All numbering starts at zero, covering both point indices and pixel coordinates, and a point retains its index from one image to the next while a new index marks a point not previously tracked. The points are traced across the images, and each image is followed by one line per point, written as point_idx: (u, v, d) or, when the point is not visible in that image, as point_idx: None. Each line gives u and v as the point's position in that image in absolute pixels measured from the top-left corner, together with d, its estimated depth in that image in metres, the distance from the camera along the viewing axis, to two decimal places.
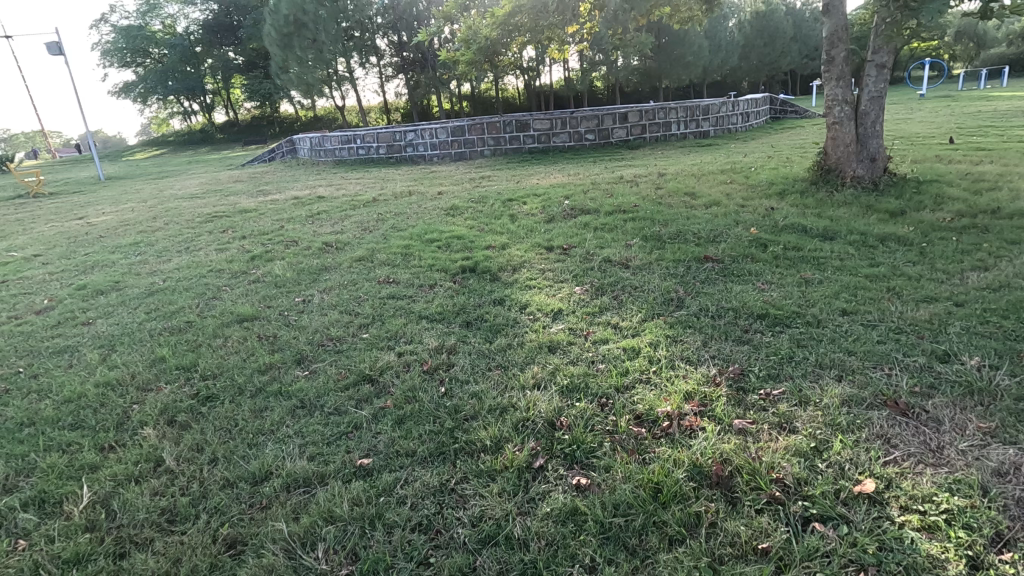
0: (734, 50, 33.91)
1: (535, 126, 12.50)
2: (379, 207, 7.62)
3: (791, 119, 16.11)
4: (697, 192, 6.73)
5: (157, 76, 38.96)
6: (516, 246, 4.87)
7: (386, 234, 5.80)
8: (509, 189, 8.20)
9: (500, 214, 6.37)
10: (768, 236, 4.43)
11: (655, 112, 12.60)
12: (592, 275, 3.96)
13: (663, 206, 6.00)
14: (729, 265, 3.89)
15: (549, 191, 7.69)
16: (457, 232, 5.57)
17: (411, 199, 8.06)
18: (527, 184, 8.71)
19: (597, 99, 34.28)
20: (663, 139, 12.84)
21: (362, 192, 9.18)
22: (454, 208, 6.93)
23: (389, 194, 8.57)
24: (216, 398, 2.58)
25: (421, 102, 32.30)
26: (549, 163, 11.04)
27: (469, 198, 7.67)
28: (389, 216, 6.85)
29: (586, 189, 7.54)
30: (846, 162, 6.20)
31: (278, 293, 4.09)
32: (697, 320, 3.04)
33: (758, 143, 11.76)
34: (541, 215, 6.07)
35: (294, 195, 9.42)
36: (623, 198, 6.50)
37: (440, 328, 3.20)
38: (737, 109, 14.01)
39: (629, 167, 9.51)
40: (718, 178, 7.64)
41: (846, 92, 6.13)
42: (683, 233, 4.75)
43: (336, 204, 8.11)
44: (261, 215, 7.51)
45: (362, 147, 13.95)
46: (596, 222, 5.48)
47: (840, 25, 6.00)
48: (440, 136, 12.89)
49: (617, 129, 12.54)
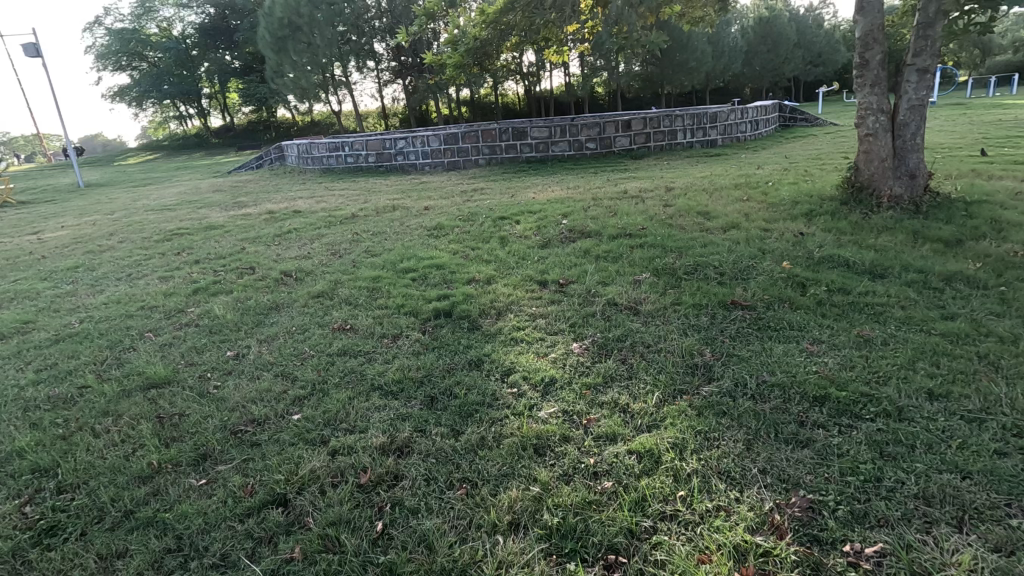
0: (737, 56, 33.34)
1: (533, 134, 11.78)
2: (357, 224, 6.90)
3: (802, 127, 15.42)
4: (711, 211, 6.00)
5: (151, 80, 38.30)
6: (504, 280, 4.13)
7: (357, 260, 5.07)
8: (502, 205, 7.48)
9: (489, 236, 5.64)
10: (806, 273, 3.68)
11: (660, 120, 11.89)
12: (593, 324, 3.21)
13: (675, 229, 5.26)
14: (763, 315, 3.13)
15: (546, 207, 6.97)
16: (438, 259, 4.83)
17: (394, 215, 7.34)
18: (522, 198, 7.99)
19: (598, 105, 33.70)
20: (668, 148, 12.13)
21: (344, 205, 8.46)
22: (439, 228, 6.20)
23: (371, 209, 7.86)
24: (60, 530, 1.84)
25: (419, 108, 31.71)
26: (547, 173, 10.33)
27: (457, 215, 6.94)
28: (366, 236, 6.12)
29: (585, 206, 6.82)
30: (882, 179, 5.45)
31: (207, 344, 3.34)
32: (733, 404, 2.29)
33: (769, 153, 11.06)
34: (535, 239, 5.34)
35: (270, 208, 8.70)
36: (628, 219, 5.78)
37: (394, 409, 2.45)
38: (746, 116, 13.31)
39: (632, 180, 8.79)
40: (732, 194, 6.91)
41: (882, 100, 5.39)
42: (700, 267, 4.00)
43: (311, 220, 7.38)
44: (225, 234, 6.78)
45: (350, 155, 13.22)
46: (597, 249, 4.74)
47: (876, 24, 5.26)
48: (432, 144, 12.18)
49: (619, 138, 11.82)
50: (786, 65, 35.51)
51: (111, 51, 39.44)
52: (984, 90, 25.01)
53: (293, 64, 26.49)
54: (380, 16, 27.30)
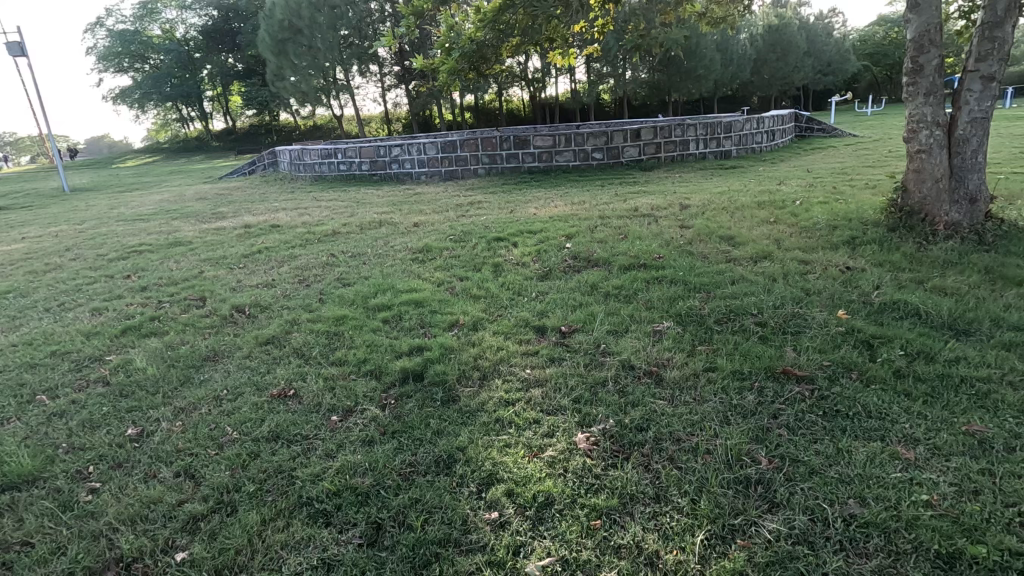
0: (746, 65, 32.70)
1: (536, 143, 11.06)
2: (337, 243, 6.18)
3: (818, 138, 14.69)
4: (736, 236, 5.26)
5: (152, 82, 37.71)
6: (493, 326, 3.39)
7: (325, 292, 4.34)
8: (500, 222, 6.77)
9: (482, 262, 4.91)
10: (870, 327, 2.93)
11: (672, 129, 11.18)
12: (603, 399, 2.48)
13: (697, 259, 4.52)
14: (827, 393, 2.39)
15: (548, 227, 6.25)
16: (420, 292, 4.11)
17: (379, 232, 6.62)
18: (522, 214, 7.28)
19: (603, 112, 33.07)
20: (680, 159, 11.40)
21: (327, 219, 7.75)
22: (426, 251, 5.48)
23: (355, 225, 7.14)
24: None
25: (421, 114, 31.12)
26: (551, 185, 9.62)
27: (448, 234, 6.23)
28: (343, 259, 5.40)
29: (593, 226, 6.10)
30: (936, 203, 4.71)
31: (109, 415, 2.61)
32: (814, 562, 1.56)
33: (789, 166, 10.33)
34: (534, 268, 4.61)
35: (248, 221, 7.99)
36: (642, 244, 5.04)
37: (321, 549, 1.72)
38: (762, 126, 12.59)
39: (643, 195, 8.07)
40: (756, 215, 6.17)
41: (938, 112, 4.66)
42: (734, 314, 3.26)
43: (287, 236, 6.66)
44: (189, 252, 6.06)
45: (343, 163, 12.54)
46: (607, 283, 4.00)
47: (933, 24, 4.53)
48: (428, 152, 11.49)
49: (628, 148, 11.10)
50: (796, 73, 34.79)
51: (113, 52, 38.94)
52: (999, 102, 24.33)
53: (293, 67, 25.94)
54: (383, 19, 26.68)
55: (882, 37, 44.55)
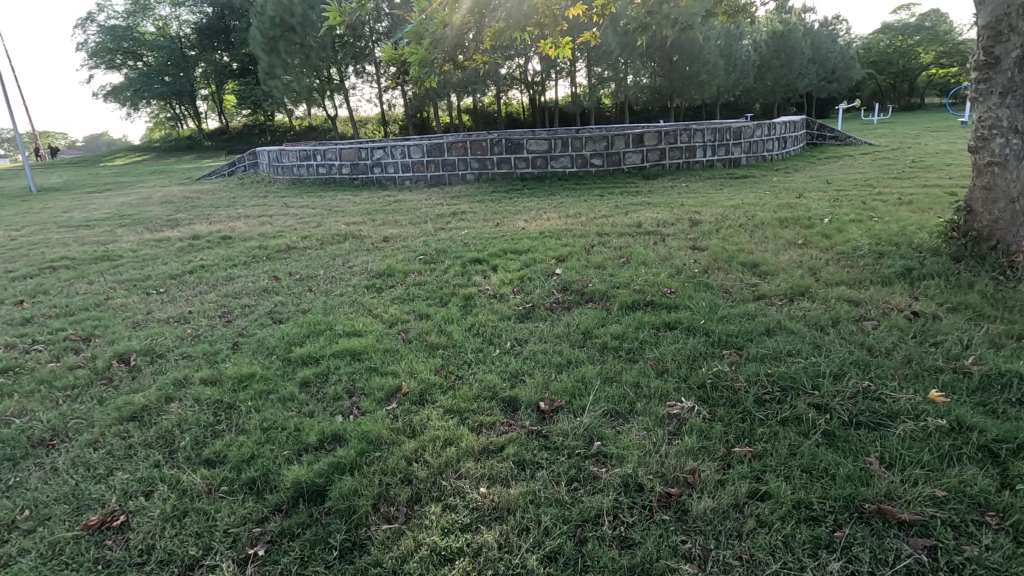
0: (750, 71, 31.95)
1: (530, 147, 10.15)
2: (289, 261, 5.25)
3: (832, 146, 13.84)
4: (760, 264, 4.34)
5: (142, 79, 36.80)
6: (446, 399, 2.47)
7: (246, 332, 3.41)
8: (482, 238, 5.85)
9: (450, 293, 3.98)
10: (987, 422, 2.01)
11: (677, 134, 10.30)
12: (593, 557, 1.57)
13: (717, 296, 3.60)
14: (959, 562, 1.47)
15: (537, 245, 5.34)
16: (362, 338, 3.19)
17: (340, 248, 5.70)
18: (509, 228, 6.37)
19: (604, 117, 32.25)
20: (686, 166, 10.50)
21: (289, 230, 6.83)
22: (387, 275, 4.55)
23: (317, 238, 6.22)
24: None
25: (417, 116, 30.27)
26: (544, 194, 8.72)
27: (419, 253, 5.30)
28: (287, 284, 4.47)
29: (589, 246, 5.19)
30: (1012, 228, 3.80)
31: None
32: None
33: (805, 177, 9.44)
34: (514, 303, 3.69)
35: (201, 230, 7.06)
36: (647, 273, 4.13)
37: None
38: (774, 133, 11.72)
39: (647, 207, 7.17)
40: (781, 235, 5.26)
41: (1017, 114, 3.75)
42: (780, 391, 2.34)
43: (234, 249, 5.72)
44: (110, 269, 5.12)
45: (322, 165, 11.62)
46: (604, 332, 3.08)
47: (1016, 4, 3.63)
48: (413, 155, 10.61)
49: (630, 154, 10.19)
50: (800, 80, 34.04)
51: (104, 48, 38.05)
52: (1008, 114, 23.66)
53: (285, 65, 25.08)
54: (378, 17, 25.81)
55: (887, 46, 43.90)
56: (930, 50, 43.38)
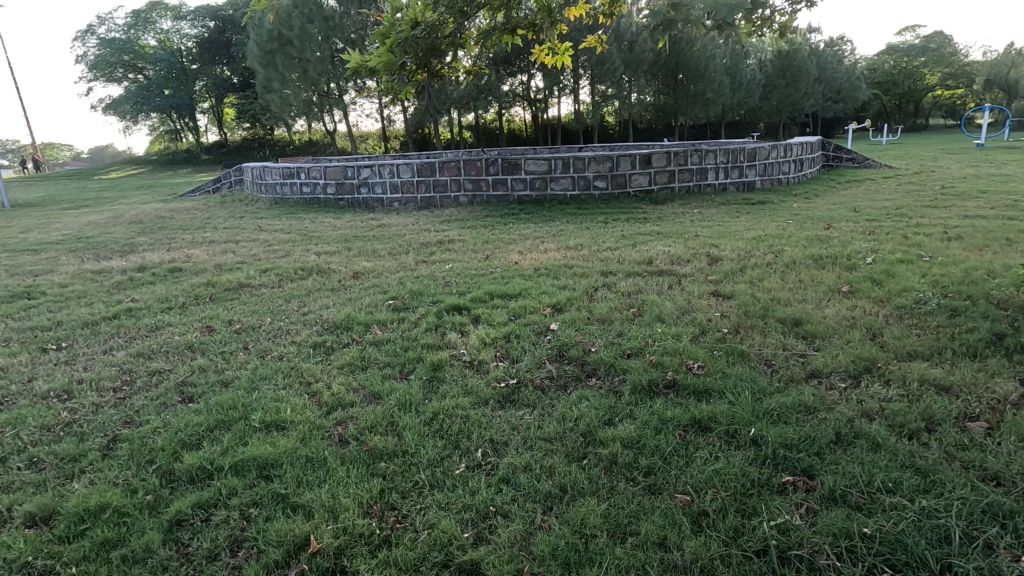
0: (756, 90, 31.44)
1: (528, 168, 9.36)
2: (235, 303, 4.43)
3: (849, 168, 13.10)
4: (804, 323, 3.51)
5: (140, 91, 36.30)
6: (376, 571, 1.63)
7: (135, 417, 2.57)
8: (467, 276, 5.03)
9: (415, 358, 3.14)
10: None
11: (688, 155, 9.54)
12: None
13: (759, 373, 2.76)
14: None
15: (529, 287, 4.52)
16: (283, 436, 2.35)
17: (302, 286, 4.88)
18: (499, 262, 5.56)
19: (607, 135, 31.70)
20: (697, 190, 9.73)
21: (251, 260, 6.02)
22: (344, 329, 3.72)
23: (279, 271, 5.40)
24: None
25: (417, 132, 29.72)
26: (543, 219, 7.94)
27: (390, 295, 4.48)
28: (221, 338, 3.64)
29: (591, 291, 4.37)
30: None
31: None
32: None
33: (827, 203, 8.66)
34: (493, 378, 2.86)
35: (153, 258, 6.25)
36: (664, 335, 3.30)
37: None
38: (790, 154, 10.97)
39: (657, 238, 6.36)
40: (820, 279, 4.43)
41: None
42: (894, 574, 1.52)
43: (177, 287, 4.90)
44: (19, 312, 4.29)
45: (306, 184, 10.86)
46: (612, 436, 2.24)
47: None
48: (402, 175, 9.86)
49: (636, 176, 9.42)
50: (806, 100, 33.53)
51: (104, 60, 37.61)
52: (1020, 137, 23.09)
53: (282, 79, 24.47)
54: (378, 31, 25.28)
55: (892, 66, 43.54)
56: (936, 71, 42.95)
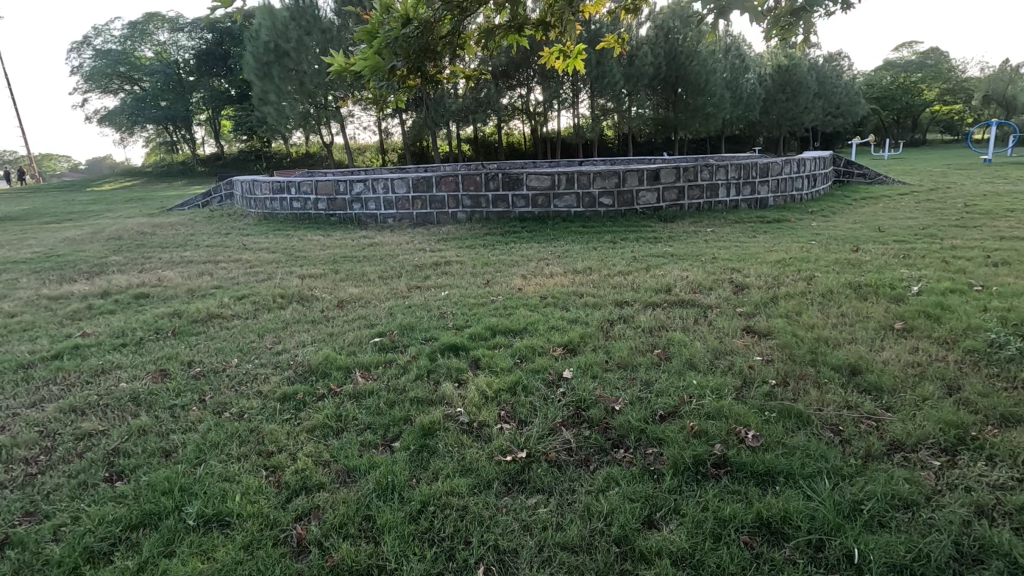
0: (756, 104, 31.22)
1: (529, 184, 8.87)
2: (200, 339, 3.87)
3: (861, 184, 12.66)
4: (863, 371, 2.98)
5: (135, 103, 35.88)
6: None
7: (41, 508, 2.02)
8: (466, 306, 4.50)
9: (403, 418, 2.60)
10: None
11: (698, 171, 9.08)
12: None
13: (827, 445, 2.23)
14: None
15: (536, 321, 3.98)
16: (225, 542, 1.81)
17: (280, 317, 4.34)
18: (500, 289, 5.03)
19: (607, 149, 31.38)
20: (708, 207, 9.25)
21: (228, 285, 5.47)
22: (321, 374, 3.18)
23: (256, 299, 4.86)
24: None
25: (415, 145, 29.36)
26: (546, 239, 7.44)
27: (378, 330, 3.94)
28: (175, 385, 3.09)
29: (606, 326, 3.84)
30: None
31: None
32: None
33: (847, 222, 8.18)
34: (498, 449, 2.32)
35: (121, 282, 5.69)
36: (700, 388, 2.76)
37: None
38: (803, 169, 10.52)
39: (672, 262, 5.85)
40: (866, 313, 3.91)
41: None
42: None
43: (138, 318, 4.35)
44: None
45: (296, 199, 10.36)
46: (656, 547, 1.71)
47: None
48: (397, 190, 9.37)
49: (644, 193, 8.93)
50: (806, 114, 33.30)
51: (99, 72, 37.22)
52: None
53: (278, 91, 24.03)
54: None
55: (891, 81, 43.45)
56: (934, 86, 42.90)
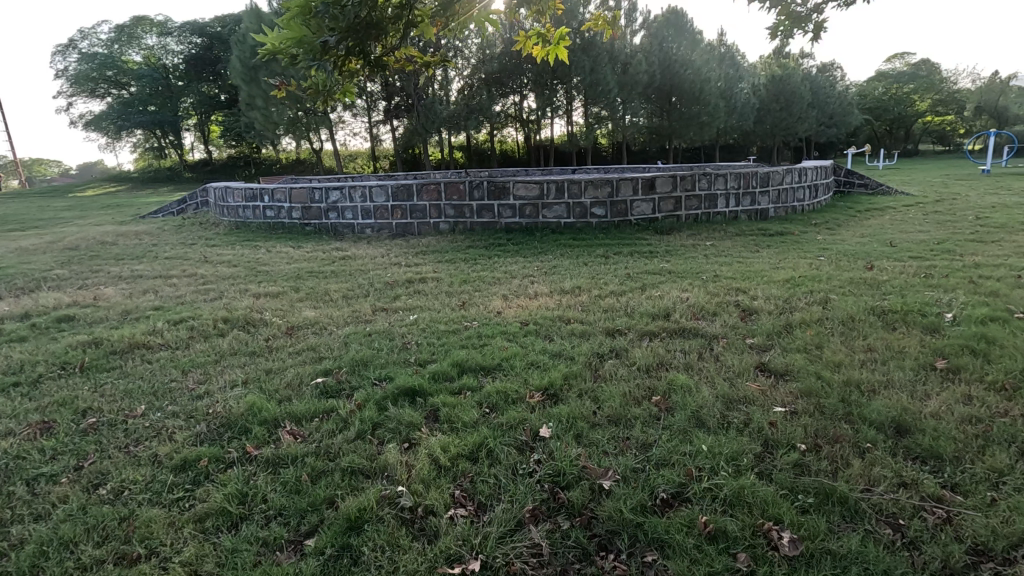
0: (751, 114, 30.94)
1: (516, 193, 8.30)
2: (111, 377, 3.25)
3: (862, 195, 12.19)
4: (912, 429, 2.40)
5: (121, 107, 35.10)
6: None
7: None
8: (434, 334, 3.90)
9: (327, 502, 2.01)
10: None
11: (696, 179, 8.55)
12: None
13: (886, 553, 1.66)
14: None
15: (512, 356, 3.39)
16: None
17: (215, 347, 3.73)
18: (476, 313, 4.44)
19: (601, 157, 30.95)
20: (706, 219, 8.72)
21: (170, 306, 4.85)
22: (241, 430, 2.57)
23: (194, 323, 4.24)
24: None
25: (405, 152, 28.82)
26: (532, 252, 6.87)
27: (325, 366, 3.33)
28: (52, 444, 2.48)
29: (595, 362, 3.26)
30: None
31: None
32: None
33: (855, 235, 7.66)
34: (444, 556, 1.73)
35: (52, 300, 5.05)
36: (711, 456, 2.18)
37: None
38: (805, 179, 10.03)
39: (669, 281, 5.29)
40: (898, 347, 3.34)
41: None
42: None
43: (49, 348, 3.72)
44: None
45: (269, 208, 9.75)
46: None
47: None
48: (376, 199, 8.78)
49: (638, 203, 8.38)
50: (801, 124, 33.07)
51: (85, 75, 36.45)
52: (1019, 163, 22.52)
53: (265, 96, 23.45)
54: None
55: (884, 92, 43.36)
56: (927, 97, 42.90)
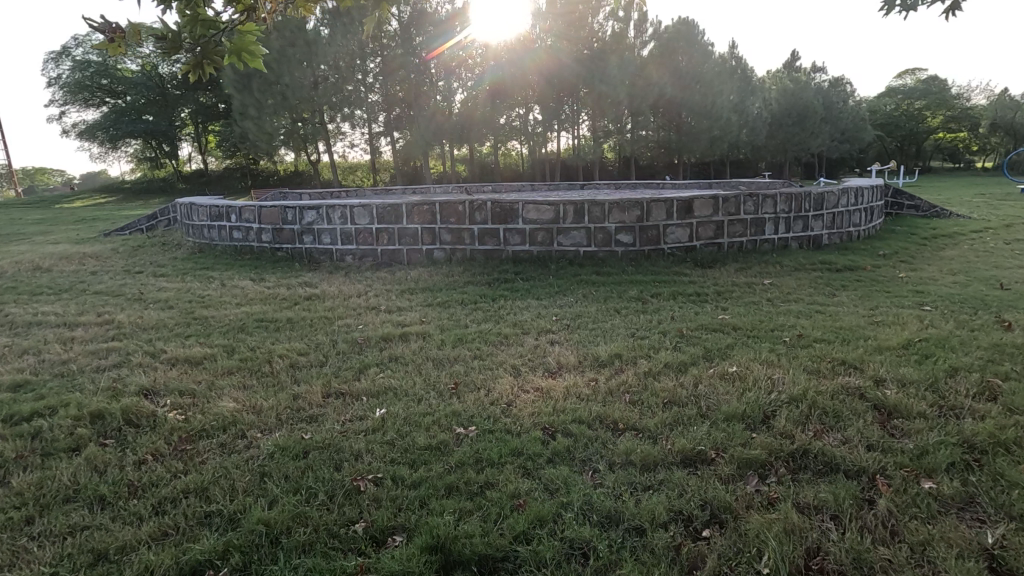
0: (764, 128, 29.69)
1: (526, 216, 6.89)
2: None
3: (913, 218, 10.76)
4: None
5: (113, 116, 33.77)
6: None
7: None
8: (407, 457, 2.45)
9: None
10: None
11: (740, 201, 7.15)
12: None
13: None
14: None
15: (534, 529, 1.94)
16: None
17: (42, 481, 2.28)
18: (473, 404, 2.99)
19: (609, 171, 29.67)
20: (751, 247, 7.29)
21: (35, 383, 3.37)
22: None
23: (42, 422, 2.79)
24: None
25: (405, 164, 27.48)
26: (548, 292, 5.46)
27: (205, 544, 1.89)
28: None
29: (685, 551, 1.83)
30: None
31: None
32: None
33: (943, 272, 6.23)
34: None
35: None
36: None
37: None
38: (860, 201, 8.60)
39: (740, 347, 3.83)
40: None
41: None
42: None
43: None
44: None
45: (237, 228, 8.36)
46: None
47: None
48: (358, 221, 7.38)
49: (672, 228, 6.96)
50: (815, 139, 31.83)
51: (78, 83, 35.18)
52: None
53: (258, 105, 21.62)
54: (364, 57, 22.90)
55: (895, 108, 42.21)
56: (938, 114, 41.80)
